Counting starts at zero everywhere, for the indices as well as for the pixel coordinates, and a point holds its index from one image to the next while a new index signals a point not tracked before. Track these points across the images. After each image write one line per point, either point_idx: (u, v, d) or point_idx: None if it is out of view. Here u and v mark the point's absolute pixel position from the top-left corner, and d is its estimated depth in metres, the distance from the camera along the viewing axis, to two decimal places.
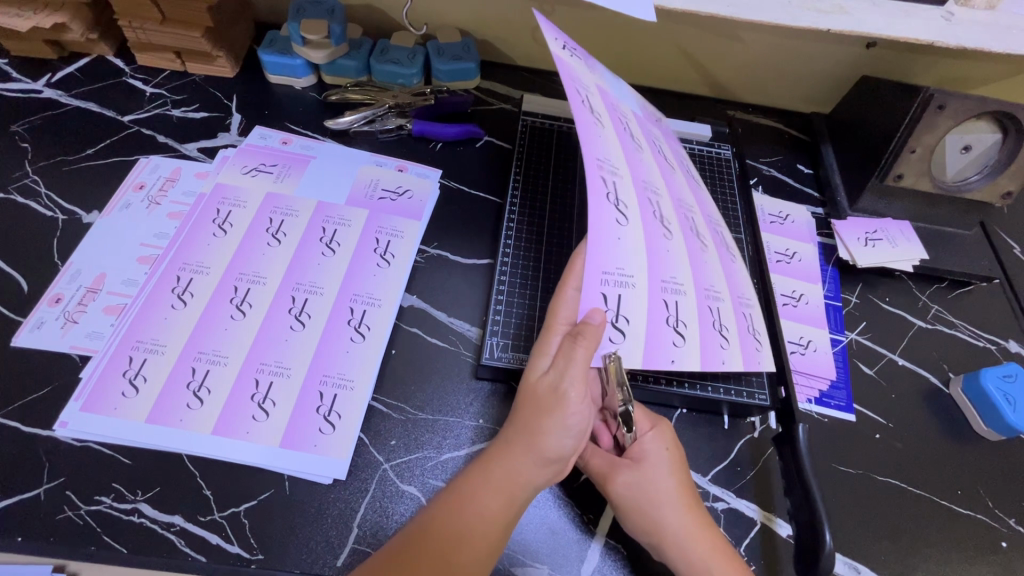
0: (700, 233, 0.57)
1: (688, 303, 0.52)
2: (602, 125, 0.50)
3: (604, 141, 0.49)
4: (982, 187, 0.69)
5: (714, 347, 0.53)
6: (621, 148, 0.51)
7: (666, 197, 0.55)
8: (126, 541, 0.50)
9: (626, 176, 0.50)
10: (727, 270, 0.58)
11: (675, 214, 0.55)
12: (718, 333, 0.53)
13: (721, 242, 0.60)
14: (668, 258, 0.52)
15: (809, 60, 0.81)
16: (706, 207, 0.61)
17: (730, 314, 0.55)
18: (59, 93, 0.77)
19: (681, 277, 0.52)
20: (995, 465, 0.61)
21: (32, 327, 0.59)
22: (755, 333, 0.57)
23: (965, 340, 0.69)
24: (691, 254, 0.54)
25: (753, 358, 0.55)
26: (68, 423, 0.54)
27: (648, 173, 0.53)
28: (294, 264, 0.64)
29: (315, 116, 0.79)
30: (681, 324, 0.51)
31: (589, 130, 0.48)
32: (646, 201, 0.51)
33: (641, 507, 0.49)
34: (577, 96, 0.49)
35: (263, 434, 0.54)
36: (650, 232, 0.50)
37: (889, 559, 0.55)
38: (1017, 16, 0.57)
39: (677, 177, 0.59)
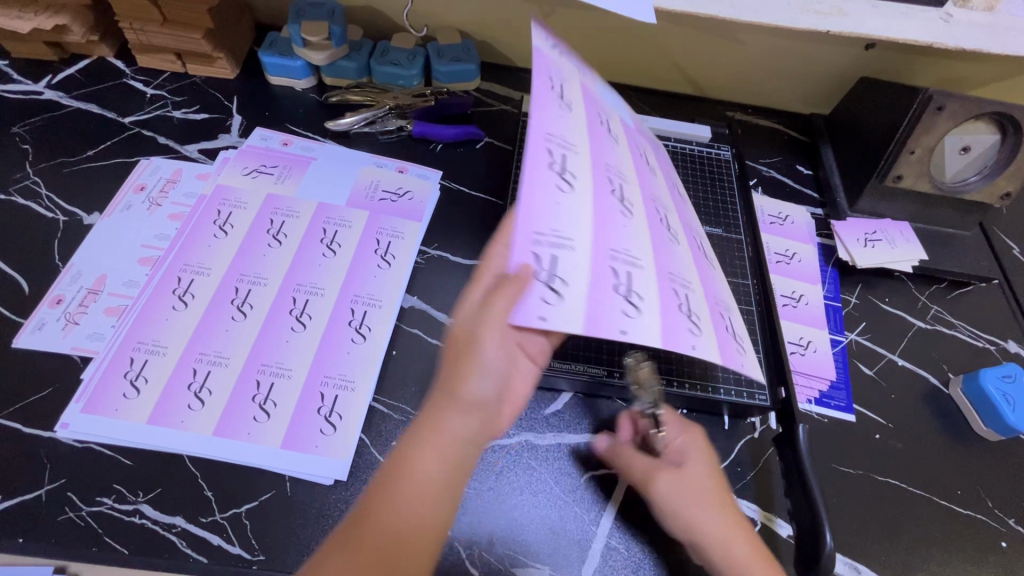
0: (670, 225, 0.51)
1: (645, 278, 0.44)
2: (565, 104, 0.47)
3: (565, 120, 0.46)
4: (981, 188, 0.69)
5: (680, 328, 0.43)
6: (583, 128, 0.47)
7: (631, 182, 0.50)
8: (128, 542, 0.50)
9: (584, 150, 0.46)
10: (703, 271, 0.52)
11: (642, 202, 0.49)
12: (683, 314, 0.44)
13: (697, 243, 0.55)
14: (623, 230, 0.45)
15: (808, 62, 0.81)
16: (682, 208, 0.57)
17: (702, 304, 0.47)
18: (60, 95, 0.77)
19: (637, 251, 0.44)
20: (995, 465, 0.61)
21: (33, 328, 0.59)
22: (738, 338, 0.49)
23: (964, 340, 0.70)
24: (654, 239, 0.47)
25: (737, 362, 0.46)
26: (69, 424, 0.54)
27: (613, 162, 0.49)
28: (295, 265, 0.64)
29: (316, 117, 0.79)
30: (634, 296, 0.42)
31: (541, 96, 0.45)
32: (602, 176, 0.46)
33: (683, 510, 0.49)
34: (541, 72, 0.46)
35: (264, 435, 0.54)
36: (602, 204, 0.44)
37: (889, 559, 0.55)
38: (1015, 18, 0.57)
39: (655, 178, 0.56)
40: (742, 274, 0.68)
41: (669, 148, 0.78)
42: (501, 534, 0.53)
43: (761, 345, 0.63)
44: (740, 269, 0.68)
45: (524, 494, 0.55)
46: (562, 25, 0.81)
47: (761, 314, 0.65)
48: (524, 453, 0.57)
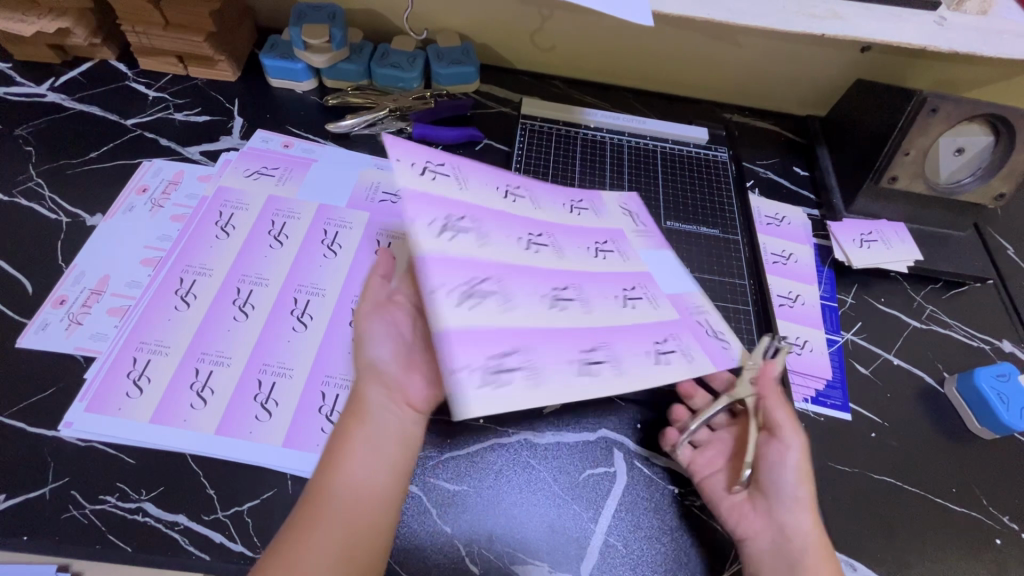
0: (563, 300, 0.54)
1: (467, 241, 0.52)
2: (569, 211, 0.65)
3: (550, 202, 0.64)
4: (976, 188, 0.70)
5: (451, 276, 0.49)
6: (570, 222, 0.63)
7: (563, 254, 0.58)
8: (131, 540, 0.50)
9: (547, 217, 0.62)
10: (555, 346, 0.50)
11: (546, 267, 0.56)
12: (460, 283, 0.49)
13: (598, 347, 0.51)
14: (501, 231, 0.56)
15: (804, 64, 0.82)
16: (676, 330, 0.56)
17: (489, 317, 0.48)
18: (63, 97, 0.78)
19: (489, 243, 0.54)
20: (989, 463, 0.62)
21: (37, 328, 0.60)
22: (494, 371, 0.45)
23: (959, 340, 0.70)
24: (517, 274, 0.53)
25: (456, 354, 0.45)
26: (72, 423, 0.55)
27: (566, 249, 0.59)
28: (296, 266, 0.65)
29: (317, 119, 0.80)
30: (450, 230, 0.51)
31: (554, 191, 0.66)
32: (538, 229, 0.59)
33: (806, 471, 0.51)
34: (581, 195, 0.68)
35: (266, 434, 0.55)
36: (511, 224, 0.57)
37: (885, 556, 0.56)
38: (1007, 21, 0.58)
39: (660, 303, 0.59)
40: (738, 274, 0.69)
41: (667, 150, 0.79)
42: (499, 531, 0.54)
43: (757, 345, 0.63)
44: (737, 269, 0.69)
45: (522, 492, 0.56)
46: (561, 28, 0.82)
47: (758, 314, 0.66)
48: (522, 451, 0.58)
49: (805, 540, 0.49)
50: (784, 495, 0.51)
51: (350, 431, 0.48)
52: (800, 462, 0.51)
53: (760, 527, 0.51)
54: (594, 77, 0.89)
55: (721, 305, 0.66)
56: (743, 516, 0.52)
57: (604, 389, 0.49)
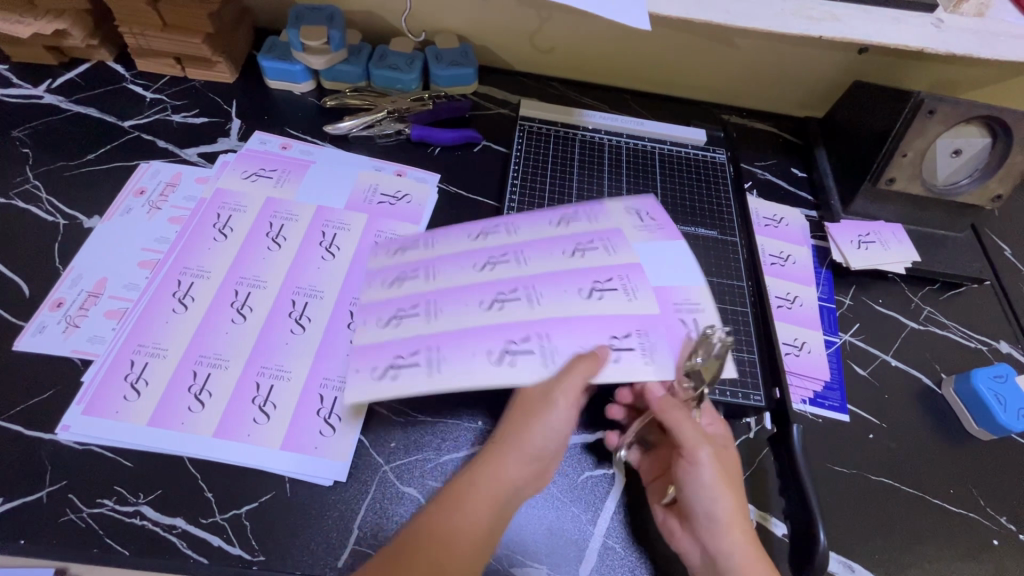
0: (505, 302, 0.55)
1: (417, 283, 0.58)
2: (555, 225, 0.62)
3: (541, 222, 0.63)
4: (973, 190, 0.70)
5: (380, 309, 0.56)
6: (548, 234, 0.61)
7: (526, 263, 0.58)
8: (128, 544, 0.50)
9: (513, 238, 0.61)
10: (468, 345, 0.52)
11: (496, 280, 0.57)
12: (388, 312, 0.56)
13: (530, 338, 0.53)
14: (455, 266, 0.59)
15: (802, 66, 0.82)
16: (643, 325, 0.54)
17: (413, 331, 0.54)
18: (59, 99, 0.78)
19: (439, 277, 0.58)
20: (987, 464, 0.62)
21: (34, 331, 0.60)
22: (391, 368, 0.51)
23: (957, 341, 0.70)
24: (456, 293, 0.56)
25: (359, 359, 0.52)
26: (70, 426, 0.54)
27: (530, 257, 0.59)
28: (294, 268, 0.65)
29: (314, 121, 0.79)
30: (394, 280, 0.59)
31: (539, 211, 0.64)
32: (501, 250, 0.60)
33: (720, 487, 0.50)
34: (580, 206, 0.65)
35: (264, 437, 0.55)
36: (466, 257, 0.60)
37: (883, 558, 0.56)
38: (1004, 23, 0.58)
39: (640, 295, 0.56)
40: (736, 276, 0.69)
41: (665, 152, 0.79)
42: (499, 534, 0.53)
43: (756, 346, 0.64)
44: (735, 270, 0.69)
45: None
46: (559, 29, 0.82)
47: (757, 315, 0.66)
48: None
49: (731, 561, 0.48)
50: (698, 512, 0.50)
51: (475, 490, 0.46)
52: (710, 479, 0.50)
53: (690, 544, 0.51)
54: (591, 79, 0.89)
55: (716, 306, 0.66)
56: (673, 532, 0.53)
57: (522, 379, 0.50)
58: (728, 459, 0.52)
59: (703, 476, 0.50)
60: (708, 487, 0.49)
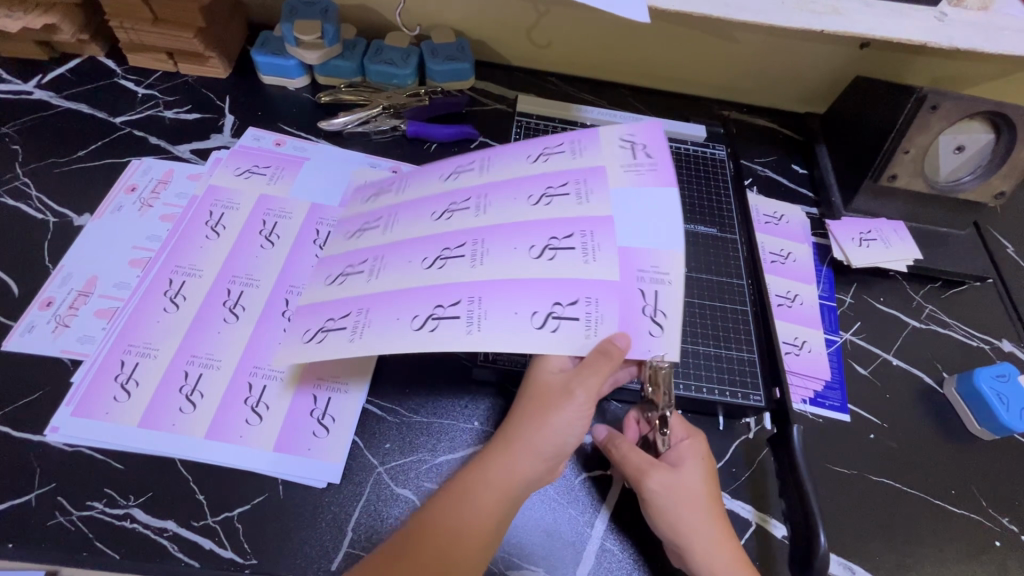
0: (448, 259, 0.52)
1: (374, 236, 0.57)
2: (533, 161, 0.58)
3: (514, 159, 0.59)
4: (976, 187, 0.69)
5: (335, 265, 0.56)
6: (522, 174, 0.57)
7: (487, 212, 0.54)
8: (118, 548, 0.50)
9: (482, 178, 0.57)
10: (397, 306, 0.50)
11: (449, 231, 0.54)
12: (338, 269, 0.56)
13: (460, 303, 0.48)
14: (411, 216, 0.57)
15: (803, 61, 0.81)
16: (596, 292, 0.48)
17: (353, 287, 0.53)
18: (50, 94, 0.77)
19: (395, 228, 0.57)
20: (989, 465, 0.61)
21: (23, 330, 0.59)
22: (320, 330, 0.51)
23: (959, 340, 0.70)
24: (403, 248, 0.54)
25: (298, 320, 0.53)
26: (59, 428, 0.54)
27: (492, 205, 0.55)
28: (285, 267, 0.64)
29: (309, 117, 0.78)
30: (359, 233, 0.58)
31: (517, 148, 0.60)
32: (464, 195, 0.57)
33: (672, 514, 0.50)
34: (567, 138, 0.59)
35: (256, 439, 0.54)
36: (429, 202, 0.57)
37: (884, 559, 0.55)
38: (1010, 17, 0.57)
39: (600, 256, 0.50)
40: (736, 275, 0.68)
41: None
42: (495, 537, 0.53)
43: (753, 345, 0.63)
44: (735, 269, 0.68)
45: None
46: (558, 24, 0.81)
47: (755, 312, 0.65)
48: None
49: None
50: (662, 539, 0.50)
51: (471, 487, 0.45)
52: (664, 506, 0.50)
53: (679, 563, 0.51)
54: (590, 75, 0.88)
55: (712, 305, 0.65)
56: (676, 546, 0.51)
57: (438, 343, 0.46)
58: (684, 483, 0.51)
59: (654, 505, 0.50)
60: (666, 516, 0.50)
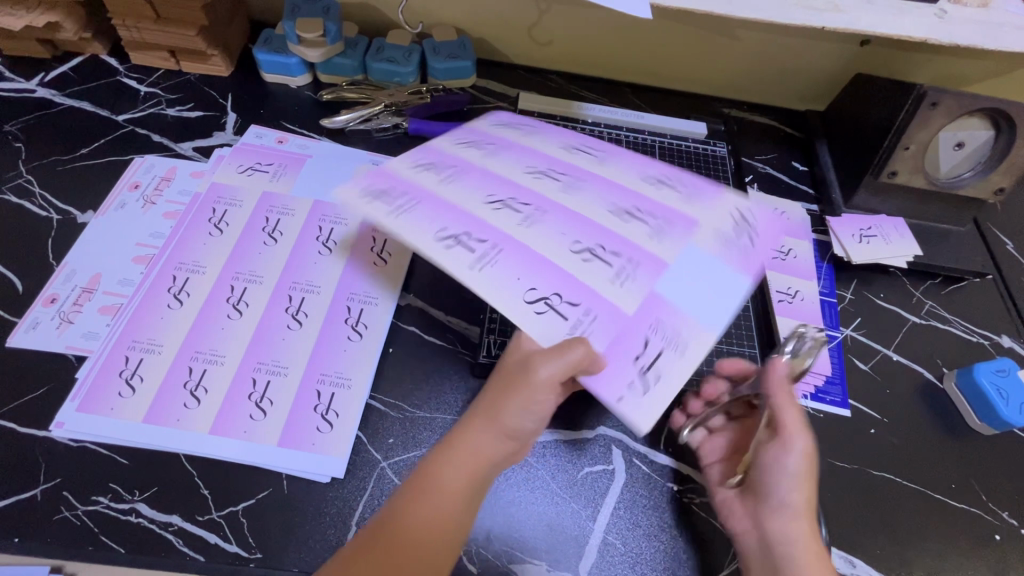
0: (506, 207, 0.53)
1: (468, 152, 0.58)
2: (646, 180, 0.58)
3: (625, 162, 0.60)
4: (975, 183, 0.69)
5: (421, 155, 0.57)
6: (632, 185, 0.57)
7: (572, 193, 0.55)
8: (123, 541, 0.50)
9: (597, 168, 0.59)
10: (439, 215, 0.51)
11: (529, 188, 0.55)
12: (427, 159, 0.57)
13: (483, 243, 0.50)
14: (513, 156, 0.58)
15: (804, 58, 0.81)
16: (600, 310, 0.49)
17: (422, 181, 0.54)
18: (52, 92, 0.77)
19: (495, 158, 0.58)
20: (989, 458, 0.62)
21: (27, 327, 0.59)
22: (376, 195, 0.52)
23: (958, 335, 0.70)
24: (484, 175, 0.56)
25: (369, 174, 0.54)
26: (64, 423, 0.54)
27: (580, 190, 0.56)
28: (289, 264, 0.64)
29: (310, 115, 0.79)
30: (459, 143, 0.60)
31: (644, 163, 0.60)
32: (564, 169, 0.58)
33: (800, 475, 0.49)
34: (693, 180, 0.59)
35: (260, 433, 0.54)
36: (539, 159, 0.59)
37: (884, 552, 0.56)
38: (1009, 14, 0.58)
39: (628, 284, 0.50)
40: None
41: (665, 145, 0.79)
42: (498, 531, 0.53)
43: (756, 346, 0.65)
44: None
45: (521, 490, 0.55)
46: (559, 22, 0.81)
47: (760, 334, 0.66)
48: None
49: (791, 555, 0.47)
50: (768, 499, 0.50)
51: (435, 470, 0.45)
52: (797, 469, 0.48)
53: (745, 526, 0.51)
54: (591, 72, 0.88)
55: None
56: (732, 513, 0.53)
57: (438, 258, 0.48)
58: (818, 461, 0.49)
59: (789, 464, 0.49)
60: (790, 475, 0.49)
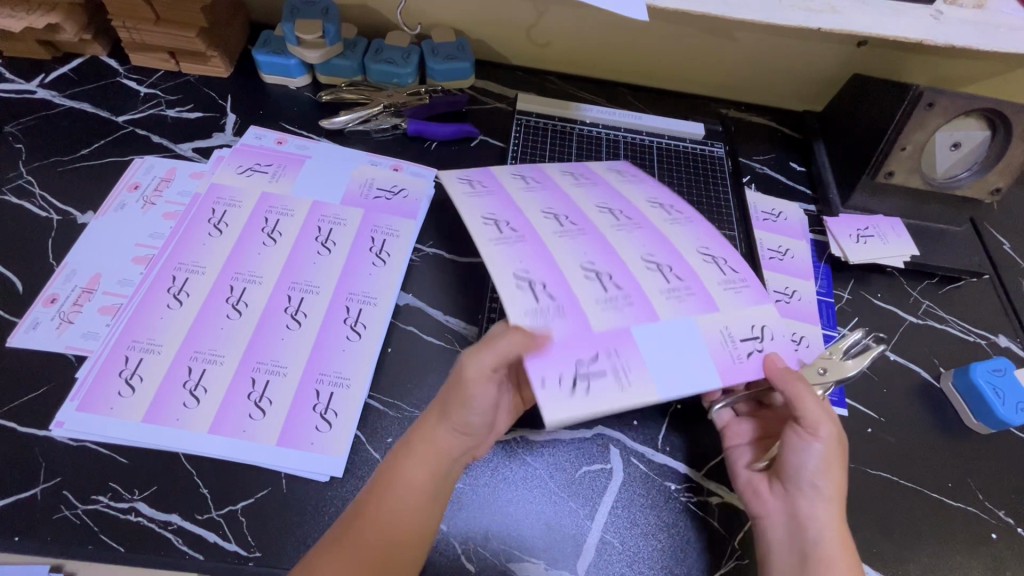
0: (555, 218, 0.58)
1: (562, 180, 0.65)
2: (701, 254, 0.59)
3: (687, 229, 0.62)
4: (972, 183, 0.69)
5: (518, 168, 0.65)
6: (678, 250, 0.59)
7: (619, 233, 0.59)
8: (122, 540, 0.50)
9: (660, 224, 0.62)
10: (494, 201, 0.58)
11: (588, 218, 0.60)
12: (525, 173, 0.65)
13: (515, 229, 0.55)
14: (595, 194, 0.64)
15: (801, 59, 0.81)
16: (572, 312, 0.50)
17: (508, 182, 0.62)
18: (52, 93, 0.77)
19: (579, 189, 0.64)
20: (985, 457, 0.62)
21: (27, 327, 0.59)
22: (462, 179, 0.60)
23: (955, 335, 0.70)
24: (563, 196, 0.62)
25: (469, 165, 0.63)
26: (63, 423, 0.54)
27: (631, 234, 0.59)
28: (288, 264, 0.64)
29: (309, 115, 0.79)
30: (567, 174, 0.66)
31: (711, 238, 0.62)
32: (633, 217, 0.62)
33: (827, 462, 0.50)
34: (745, 275, 0.58)
35: (258, 433, 0.54)
36: (619, 203, 0.63)
37: (881, 551, 0.56)
38: (1004, 15, 0.58)
39: (609, 310, 0.52)
40: None
41: (663, 146, 0.79)
42: (496, 530, 0.53)
43: None
44: None
45: (519, 489, 0.55)
46: (558, 23, 0.81)
47: None
48: (518, 449, 0.57)
49: (821, 533, 0.49)
50: (797, 482, 0.51)
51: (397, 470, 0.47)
52: (825, 456, 0.50)
53: (773, 509, 0.52)
54: (589, 73, 0.88)
55: None
56: (759, 495, 0.53)
57: (469, 222, 0.55)
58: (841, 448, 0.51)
59: (818, 450, 0.50)
60: (819, 463, 0.50)
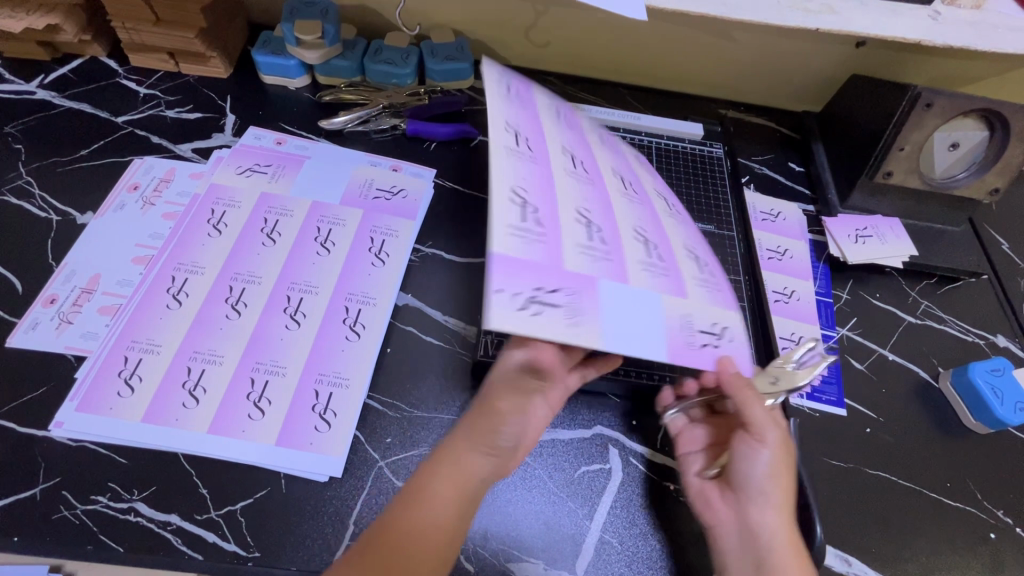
0: (568, 159, 0.54)
1: (586, 137, 0.61)
2: (688, 251, 0.57)
3: (678, 225, 0.60)
4: (970, 184, 0.70)
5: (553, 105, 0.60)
6: (664, 237, 0.57)
7: (619, 198, 0.56)
8: (122, 540, 0.50)
9: (663, 214, 0.60)
10: (519, 113, 0.53)
11: (596, 175, 0.56)
12: (557, 113, 0.60)
13: (527, 143, 0.51)
14: (607, 158, 0.61)
15: (800, 59, 0.81)
16: (550, 239, 0.46)
17: (543, 112, 0.57)
18: (52, 94, 0.77)
19: (599, 153, 0.61)
20: (984, 457, 0.62)
21: (27, 327, 0.59)
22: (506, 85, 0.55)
23: (954, 335, 0.70)
24: (583, 149, 0.58)
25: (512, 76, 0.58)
26: (63, 423, 0.54)
27: (630, 206, 0.56)
28: (288, 264, 0.64)
29: (308, 116, 0.79)
30: (592, 135, 0.63)
31: (697, 242, 0.60)
32: (638, 196, 0.59)
33: (775, 467, 0.51)
34: (720, 284, 0.56)
35: (258, 433, 0.54)
36: (631, 180, 0.60)
37: (880, 551, 0.56)
38: (1003, 16, 0.58)
39: (585, 253, 0.48)
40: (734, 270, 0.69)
41: (662, 146, 0.79)
42: (495, 530, 0.53)
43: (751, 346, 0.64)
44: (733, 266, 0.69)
45: (518, 489, 0.55)
46: (557, 24, 0.81)
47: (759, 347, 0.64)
48: None
49: (771, 538, 0.49)
50: (747, 487, 0.52)
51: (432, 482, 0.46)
52: (771, 460, 0.51)
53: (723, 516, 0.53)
54: (589, 73, 0.88)
55: None
56: (710, 503, 0.54)
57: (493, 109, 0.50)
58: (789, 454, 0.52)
59: (764, 457, 0.51)
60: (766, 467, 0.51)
